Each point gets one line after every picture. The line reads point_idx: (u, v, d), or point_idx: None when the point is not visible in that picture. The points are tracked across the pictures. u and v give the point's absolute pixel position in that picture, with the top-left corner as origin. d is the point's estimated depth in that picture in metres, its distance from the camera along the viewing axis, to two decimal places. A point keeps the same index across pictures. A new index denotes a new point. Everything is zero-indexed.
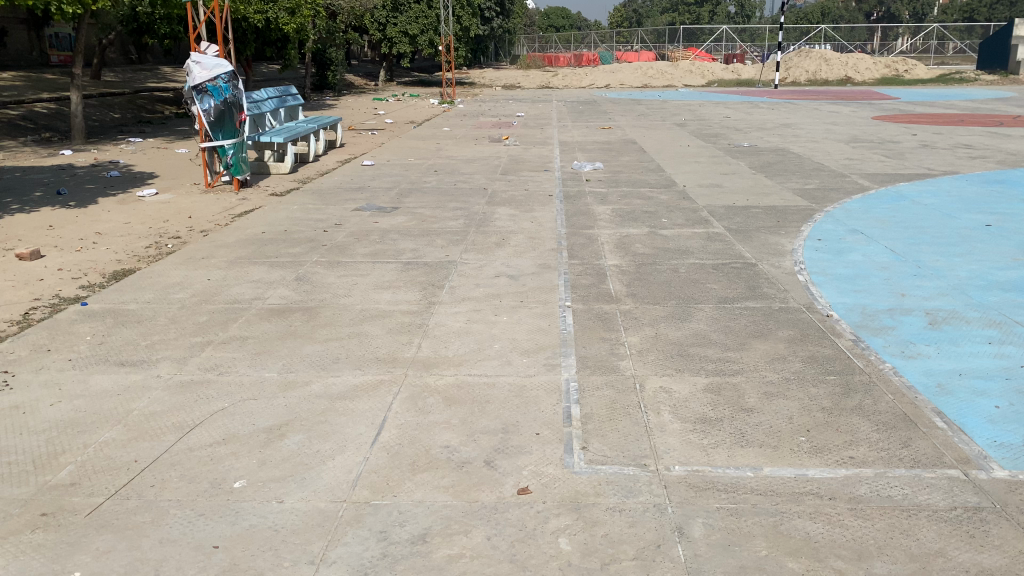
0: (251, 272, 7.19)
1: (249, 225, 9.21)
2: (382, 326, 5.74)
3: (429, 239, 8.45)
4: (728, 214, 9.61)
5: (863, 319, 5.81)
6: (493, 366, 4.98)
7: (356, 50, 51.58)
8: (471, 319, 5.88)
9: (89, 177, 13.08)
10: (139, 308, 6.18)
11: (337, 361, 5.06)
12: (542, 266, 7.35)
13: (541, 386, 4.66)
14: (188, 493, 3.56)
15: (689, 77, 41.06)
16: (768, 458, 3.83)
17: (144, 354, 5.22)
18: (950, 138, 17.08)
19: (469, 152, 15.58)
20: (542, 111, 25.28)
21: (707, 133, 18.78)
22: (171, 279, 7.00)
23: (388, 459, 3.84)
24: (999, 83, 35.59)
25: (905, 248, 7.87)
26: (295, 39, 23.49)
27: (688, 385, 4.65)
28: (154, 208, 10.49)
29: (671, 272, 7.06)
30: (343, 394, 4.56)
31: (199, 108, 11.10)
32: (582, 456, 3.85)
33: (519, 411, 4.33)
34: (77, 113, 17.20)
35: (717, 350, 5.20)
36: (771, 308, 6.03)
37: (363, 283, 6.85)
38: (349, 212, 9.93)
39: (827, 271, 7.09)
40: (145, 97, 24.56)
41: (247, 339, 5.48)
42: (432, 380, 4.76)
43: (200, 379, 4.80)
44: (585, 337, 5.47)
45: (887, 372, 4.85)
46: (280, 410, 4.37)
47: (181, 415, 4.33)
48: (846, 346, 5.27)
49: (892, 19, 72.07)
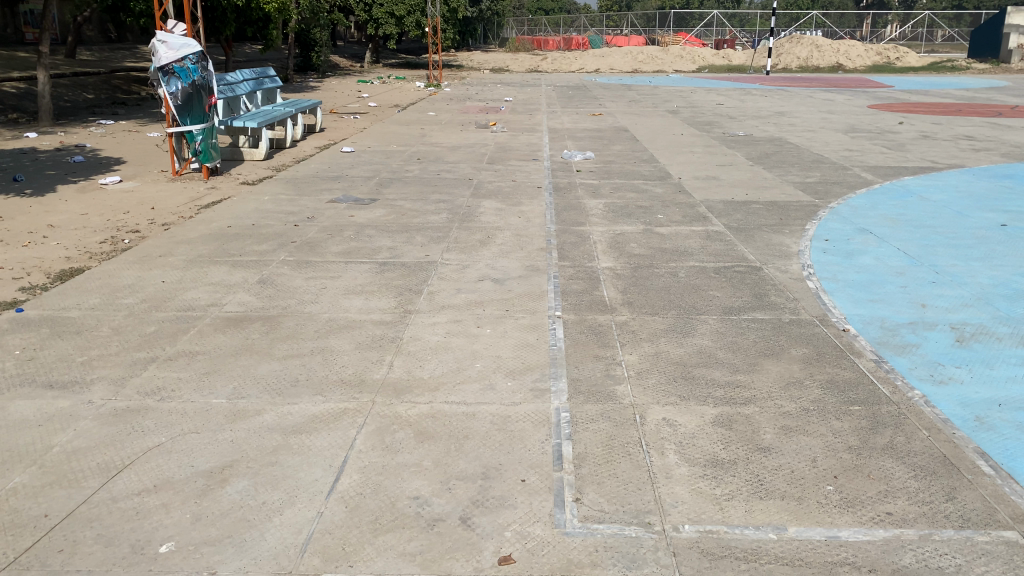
0: (210, 273, 6.55)
1: (215, 219, 8.55)
2: (350, 340, 5.14)
3: (408, 236, 7.83)
4: (728, 210, 9.06)
5: (883, 335, 5.27)
6: (474, 392, 4.38)
7: (341, 31, 50.49)
8: (450, 332, 5.28)
9: (50, 161, 12.34)
10: (81, 316, 5.55)
11: (296, 385, 4.45)
12: (531, 269, 6.75)
13: (527, 416, 4.08)
14: (102, 562, 2.97)
15: (680, 61, 40.40)
16: (793, 516, 3.26)
17: (77, 374, 4.60)
18: (950, 128, 16.60)
19: (454, 139, 14.91)
20: (532, 96, 24.69)
21: (702, 120, 18.24)
22: (122, 281, 6.36)
23: (348, 514, 3.26)
24: (992, 71, 35.18)
25: (919, 250, 7.33)
26: (277, 17, 22.69)
27: (695, 417, 4.08)
28: (116, 198, 9.81)
29: (670, 277, 6.48)
30: (300, 427, 3.97)
31: (165, 91, 10.41)
32: (575, 511, 3.27)
33: (502, 450, 3.75)
34: (45, 93, 16.42)
35: (725, 372, 4.63)
36: (782, 321, 5.47)
37: (333, 286, 6.25)
38: (323, 204, 9.29)
39: (838, 276, 6.55)
40: (121, 78, 23.73)
41: (198, 355, 4.87)
42: (404, 409, 4.17)
43: (137, 407, 4.19)
44: (577, 355, 4.89)
45: (918, 401, 4.29)
46: (224, 448, 3.77)
47: (109, 453, 3.73)
48: (868, 368, 4.71)
49: (881, 6, 72.67)
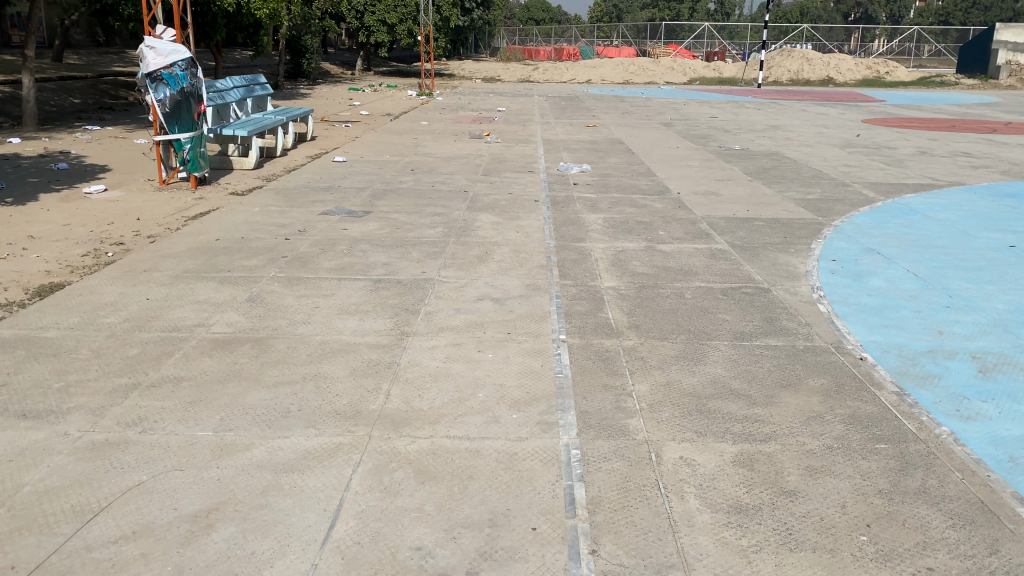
0: (197, 290, 6.27)
1: (203, 232, 8.26)
2: (344, 365, 4.87)
3: (403, 252, 7.56)
4: (730, 227, 8.85)
5: (902, 365, 5.04)
6: (477, 425, 4.12)
7: (331, 38, 50.32)
8: (450, 357, 5.01)
9: (33, 168, 12.02)
10: (60, 337, 5.25)
11: (287, 416, 4.17)
12: (532, 288, 6.50)
13: (535, 454, 3.82)
14: None
15: (671, 73, 40.34)
16: (827, 571, 3.02)
17: (53, 402, 4.30)
18: (947, 145, 16.49)
19: (447, 149, 14.67)
20: (525, 106, 24.51)
21: (697, 133, 18.07)
22: (105, 298, 6.07)
23: (345, 567, 3.00)
24: (981, 87, 35.27)
25: (930, 272, 7.13)
26: (268, 24, 22.41)
27: (713, 456, 3.83)
28: (100, 208, 9.51)
29: (676, 299, 6.25)
30: (292, 465, 3.70)
31: (154, 98, 10.13)
32: (592, 565, 3.02)
33: (510, 494, 3.49)
34: (29, 98, 16.08)
35: (742, 405, 4.39)
36: (796, 348, 5.24)
37: (326, 306, 5.97)
38: (314, 216, 9.02)
39: (850, 300, 6.33)
40: (108, 82, 23.38)
41: (183, 382, 4.58)
42: (402, 444, 3.90)
43: (117, 440, 3.91)
44: (585, 384, 4.64)
45: (947, 439, 4.06)
46: (210, 489, 3.50)
47: (86, 493, 3.45)
48: (891, 402, 4.48)
49: (869, 21, 73.43)
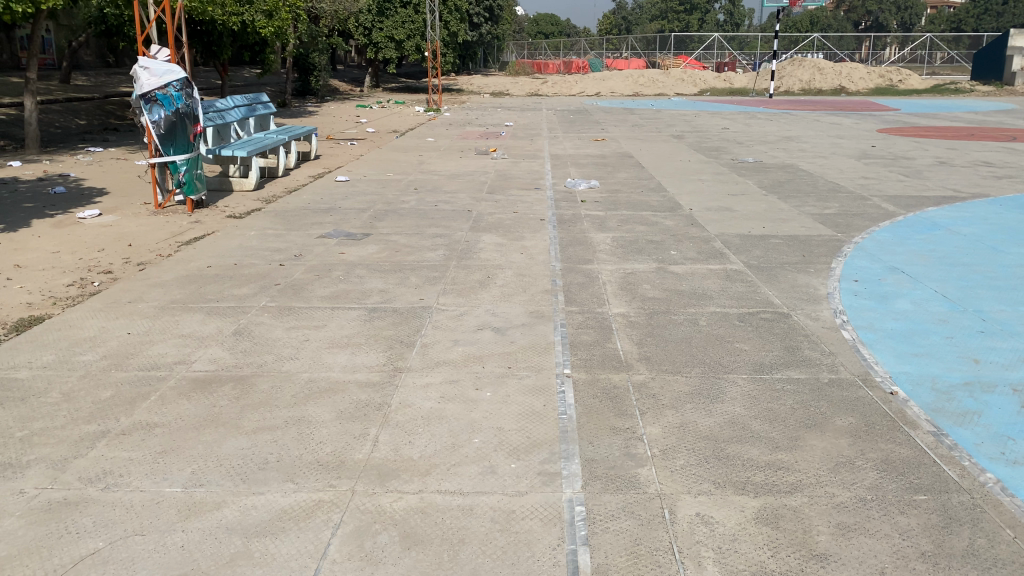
0: (182, 322, 5.94)
1: (195, 258, 7.96)
2: (331, 407, 4.50)
3: (401, 277, 7.22)
4: (746, 246, 8.46)
5: (937, 399, 4.64)
6: (471, 477, 3.74)
7: (340, 57, 50.43)
8: (445, 396, 4.65)
9: (31, 192, 11.78)
10: (30, 378, 4.92)
11: (264, 469, 3.81)
12: (535, 315, 6.15)
13: (534, 512, 3.44)
14: None
15: (682, 83, 39.96)
16: None
17: (12, 455, 3.96)
18: (966, 154, 16.02)
19: (453, 166, 14.36)
20: (534, 120, 24.23)
21: (709, 146, 17.69)
22: (84, 332, 5.74)
23: None
24: (996, 95, 34.72)
25: (959, 293, 6.71)
26: (274, 42, 22.25)
27: (734, 511, 3.45)
28: (93, 233, 9.22)
29: (689, 326, 5.86)
30: (264, 528, 3.33)
31: (148, 120, 9.77)
32: None
33: (505, 562, 3.11)
34: (30, 120, 15.91)
35: (763, 449, 4.00)
36: (819, 382, 4.84)
37: (317, 338, 5.62)
38: (312, 239, 8.71)
39: (876, 325, 5.92)
40: (115, 103, 23.27)
41: (155, 429, 4.23)
42: (388, 501, 3.53)
43: (76, 499, 3.56)
44: (591, 427, 4.25)
45: (994, 488, 3.66)
46: (171, 558, 3.14)
47: (33, 566, 3.10)
48: (927, 444, 4.08)
49: (880, 29, 73.11)
